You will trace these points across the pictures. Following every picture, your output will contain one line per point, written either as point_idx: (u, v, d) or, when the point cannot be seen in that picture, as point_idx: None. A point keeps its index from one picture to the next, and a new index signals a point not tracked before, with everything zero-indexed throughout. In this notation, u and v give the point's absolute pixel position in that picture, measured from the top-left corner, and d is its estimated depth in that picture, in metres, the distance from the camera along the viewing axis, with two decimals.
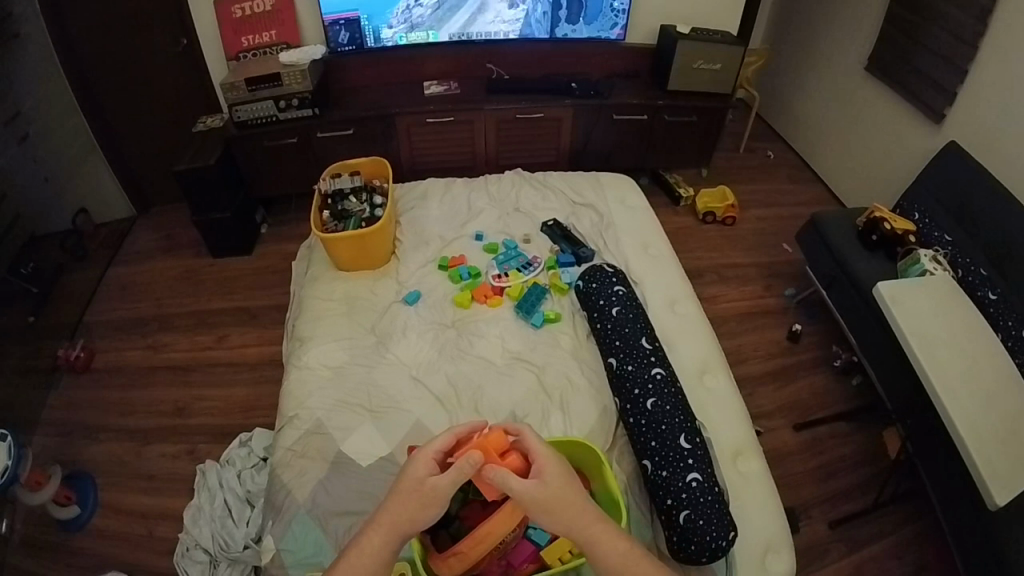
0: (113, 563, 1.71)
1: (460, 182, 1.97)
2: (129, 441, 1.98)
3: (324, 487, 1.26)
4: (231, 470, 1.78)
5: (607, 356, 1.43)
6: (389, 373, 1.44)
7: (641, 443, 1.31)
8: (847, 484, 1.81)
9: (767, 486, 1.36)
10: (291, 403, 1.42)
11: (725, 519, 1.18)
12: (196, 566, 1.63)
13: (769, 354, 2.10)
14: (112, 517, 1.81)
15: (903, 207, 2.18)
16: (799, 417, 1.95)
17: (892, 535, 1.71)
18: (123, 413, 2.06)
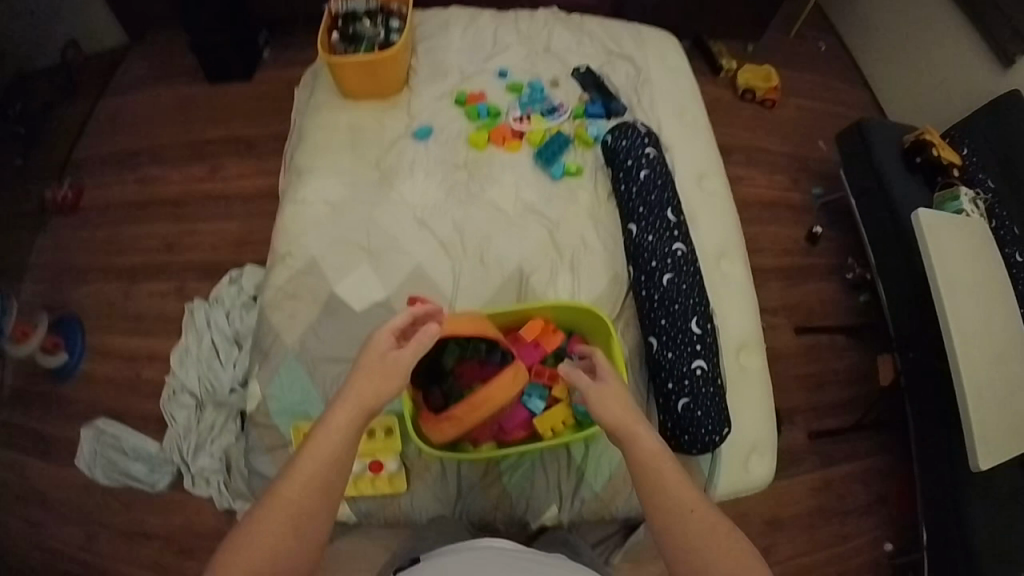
0: (103, 411, 1.78)
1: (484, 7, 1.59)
2: (117, 281, 1.94)
3: (314, 332, 1.29)
4: (220, 309, 1.77)
5: (627, 222, 1.32)
6: (391, 213, 1.33)
7: (650, 319, 1.28)
8: (831, 399, 1.89)
9: (762, 383, 1.39)
10: (286, 238, 1.34)
11: (721, 415, 1.25)
12: (182, 410, 1.69)
13: (783, 250, 2.01)
14: (101, 361, 1.84)
15: (953, 136, 1.97)
16: (801, 320, 1.95)
17: (865, 457, 1.84)
18: (111, 252, 1.98)
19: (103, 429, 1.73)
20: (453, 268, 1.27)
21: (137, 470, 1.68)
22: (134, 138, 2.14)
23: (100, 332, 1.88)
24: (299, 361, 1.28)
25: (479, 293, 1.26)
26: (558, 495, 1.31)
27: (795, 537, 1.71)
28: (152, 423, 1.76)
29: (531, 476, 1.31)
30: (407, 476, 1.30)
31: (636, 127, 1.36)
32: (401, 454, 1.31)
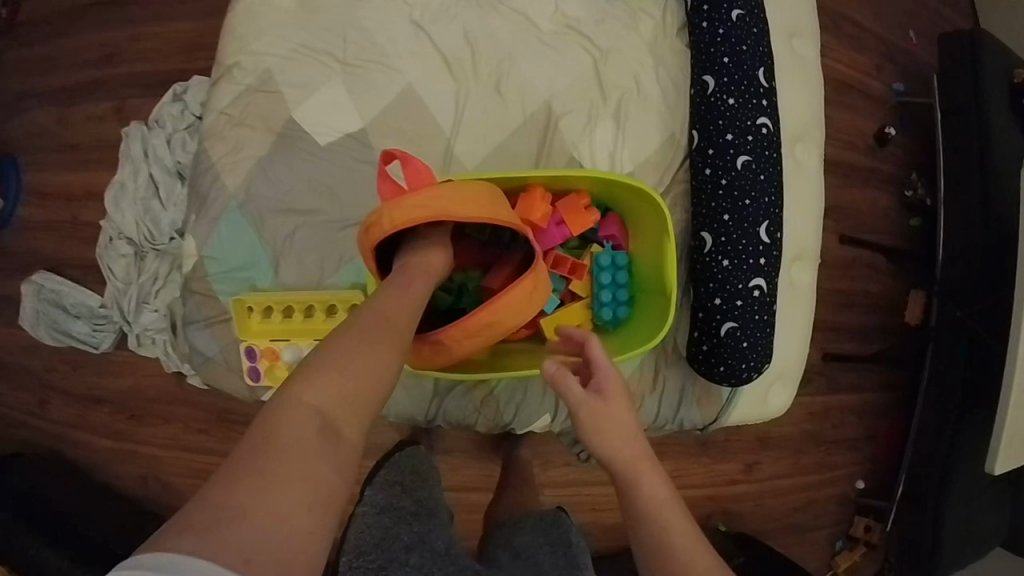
0: (44, 266, 1.51)
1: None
2: (54, 107, 1.56)
3: (264, 171, 0.97)
4: (160, 135, 1.35)
5: (700, 73, 0.96)
6: (378, 15, 0.97)
7: (707, 210, 0.96)
8: (857, 322, 1.58)
9: (807, 301, 1.12)
10: (232, 40, 0.98)
11: (767, 349, 0.98)
12: (120, 263, 1.36)
13: (848, 144, 1.59)
14: (36, 205, 1.54)
15: None
16: (850, 228, 1.58)
17: (868, 392, 1.58)
18: (43, 71, 1.59)
19: (42, 283, 1.45)
20: (457, 101, 0.95)
21: (79, 330, 1.41)
22: None
23: (38, 172, 1.55)
24: (244, 212, 0.97)
25: (487, 138, 0.95)
26: (553, 403, 1.04)
27: (781, 456, 1.51)
28: (93, 275, 1.46)
29: (525, 379, 1.03)
30: None
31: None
32: None
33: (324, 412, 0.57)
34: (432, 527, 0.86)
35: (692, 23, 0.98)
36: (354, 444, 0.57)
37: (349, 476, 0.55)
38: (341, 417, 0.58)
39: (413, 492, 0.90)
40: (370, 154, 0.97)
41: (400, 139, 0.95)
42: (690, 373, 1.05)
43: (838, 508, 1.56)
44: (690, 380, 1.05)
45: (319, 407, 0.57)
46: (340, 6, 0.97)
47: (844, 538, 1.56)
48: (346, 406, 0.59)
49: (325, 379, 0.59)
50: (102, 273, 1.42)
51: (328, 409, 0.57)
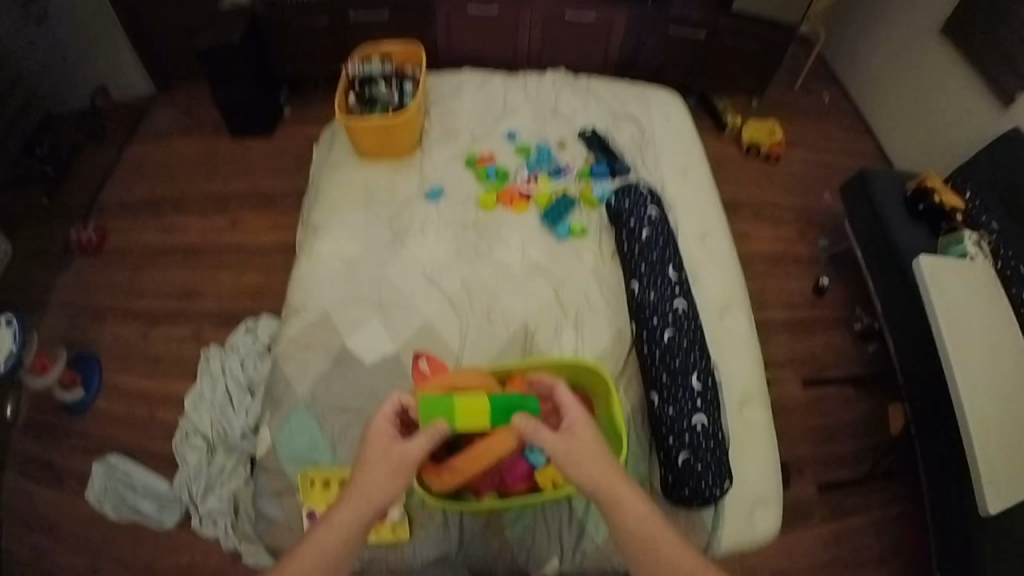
0: (116, 449, 1.79)
1: (500, 75, 1.71)
2: (136, 323, 1.98)
3: (326, 383, 1.30)
4: (234, 358, 1.81)
5: (630, 280, 1.38)
6: (401, 270, 1.40)
7: (652, 375, 1.29)
8: (844, 450, 1.84)
9: (766, 433, 1.39)
10: (298, 292, 1.40)
11: (722, 469, 1.23)
12: (193, 452, 1.70)
13: (790, 303, 2.03)
14: (116, 400, 1.85)
15: (955, 180, 2.00)
16: (811, 372, 1.93)
17: (879, 510, 1.77)
18: (132, 295, 2.04)
19: (114, 465, 1.72)
20: (461, 326, 1.32)
21: (147, 508, 1.67)
22: (161, 188, 2.26)
23: (117, 372, 1.90)
24: (310, 411, 1.28)
25: (486, 348, 1.30)
26: (559, 547, 1.32)
27: None
28: (164, 463, 1.75)
29: (535, 530, 1.33)
30: (411, 524, 1.31)
31: (638, 188, 1.44)
32: (405, 501, 1.33)
33: None
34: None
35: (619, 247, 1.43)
36: None
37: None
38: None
39: None
40: (400, 368, 1.31)
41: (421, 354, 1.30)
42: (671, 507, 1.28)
43: None
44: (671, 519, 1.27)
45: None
46: (374, 267, 1.40)
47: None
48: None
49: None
50: (171, 461, 1.73)
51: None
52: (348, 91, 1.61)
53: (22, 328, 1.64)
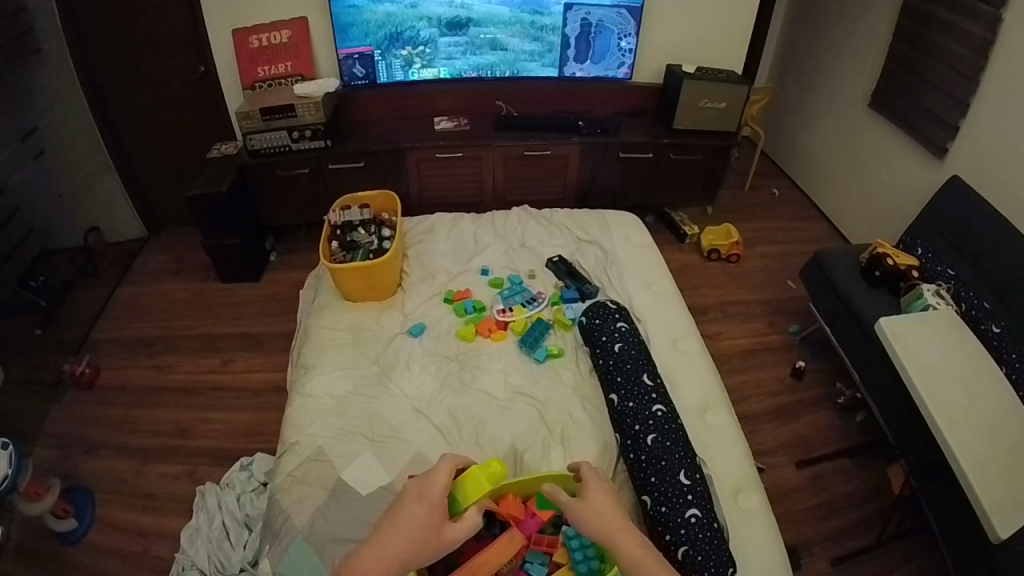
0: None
1: (467, 219, 2.04)
2: (129, 459, 1.99)
3: (322, 514, 1.27)
4: (230, 493, 1.79)
5: (609, 392, 1.45)
6: (391, 405, 1.48)
7: (641, 478, 1.31)
8: (849, 521, 1.79)
9: (769, 521, 1.34)
10: (294, 429, 1.45)
11: (725, 555, 1.17)
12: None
13: (772, 390, 2.11)
14: (109, 532, 1.82)
15: (905, 242, 2.20)
16: (801, 454, 1.94)
17: (896, 571, 1.69)
18: (124, 430, 2.07)
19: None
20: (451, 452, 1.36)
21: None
22: (159, 329, 2.39)
23: (111, 506, 1.88)
24: (309, 541, 1.24)
25: None
26: None
27: None
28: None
29: None
30: None
31: (607, 306, 1.59)
32: None
33: None
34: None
35: (596, 365, 1.52)
36: None
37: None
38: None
39: None
40: (393, 494, 1.30)
41: None
42: None
43: None
44: None
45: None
46: (364, 402, 1.47)
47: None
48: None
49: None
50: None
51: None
52: (333, 240, 1.83)
53: (19, 453, 1.64)
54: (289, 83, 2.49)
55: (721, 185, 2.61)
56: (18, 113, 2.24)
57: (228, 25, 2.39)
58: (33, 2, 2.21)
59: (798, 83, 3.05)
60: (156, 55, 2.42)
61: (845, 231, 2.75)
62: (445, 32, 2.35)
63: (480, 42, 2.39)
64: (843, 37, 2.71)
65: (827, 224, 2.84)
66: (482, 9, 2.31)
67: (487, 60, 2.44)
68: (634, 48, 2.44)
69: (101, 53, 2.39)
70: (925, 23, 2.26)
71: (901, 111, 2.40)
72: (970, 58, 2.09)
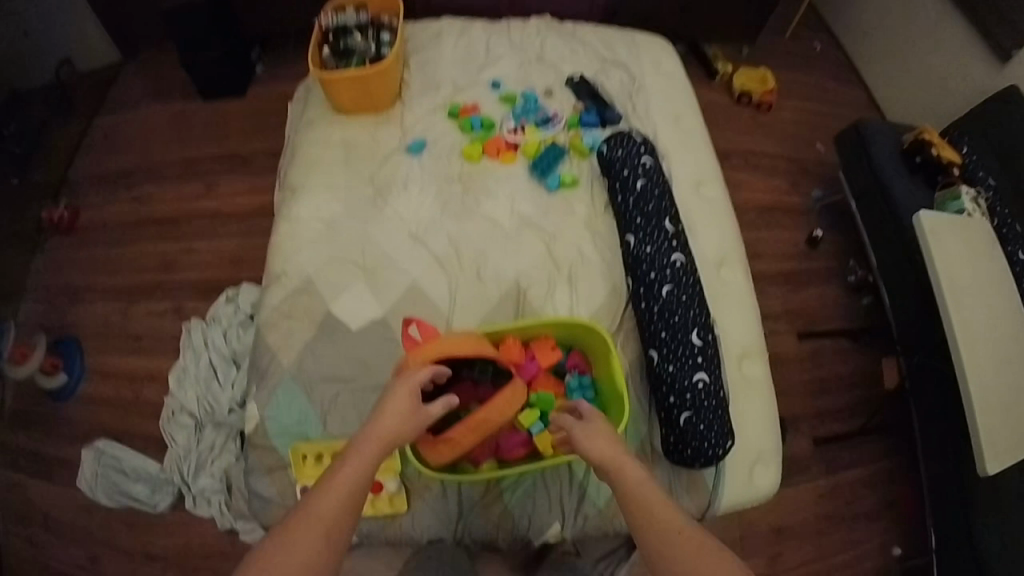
0: (101, 433, 1.77)
1: (480, 25, 1.68)
2: (116, 301, 1.94)
3: (312, 352, 1.29)
4: (217, 329, 1.72)
5: (624, 232, 1.32)
6: (385, 229, 1.35)
7: (650, 331, 1.26)
8: (835, 403, 1.85)
9: (764, 390, 1.36)
10: (279, 258, 1.35)
11: (724, 428, 1.23)
12: (181, 432, 1.66)
13: (784, 257, 2.01)
14: (101, 382, 1.83)
15: (950, 136, 1.99)
16: (803, 325, 1.91)
17: (871, 465, 1.79)
18: (107, 271, 1.99)
19: (103, 449, 1.71)
20: (449, 282, 1.29)
21: (138, 492, 1.65)
22: (137, 160, 2.19)
23: (102, 354, 1.87)
24: (296, 383, 1.29)
25: (476, 309, 1.27)
26: (559, 513, 1.28)
27: (804, 543, 1.68)
28: (154, 446, 1.74)
29: (533, 494, 1.29)
30: (408, 495, 1.27)
31: (630, 137, 1.39)
32: (402, 473, 1.28)
33: None
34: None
35: (613, 198, 1.37)
36: None
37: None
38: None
39: None
40: (386, 330, 1.28)
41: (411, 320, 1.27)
42: (673, 466, 1.28)
43: None
44: (674, 476, 1.27)
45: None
46: (357, 226, 1.35)
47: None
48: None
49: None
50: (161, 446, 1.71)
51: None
52: (324, 42, 1.57)
53: None
54: None
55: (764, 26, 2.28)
56: None
57: None
58: None
59: None
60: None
61: (880, 96, 2.54)
62: None
63: None
64: None
65: (865, 90, 2.59)
66: None
67: None
68: None
69: None
70: None
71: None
72: None
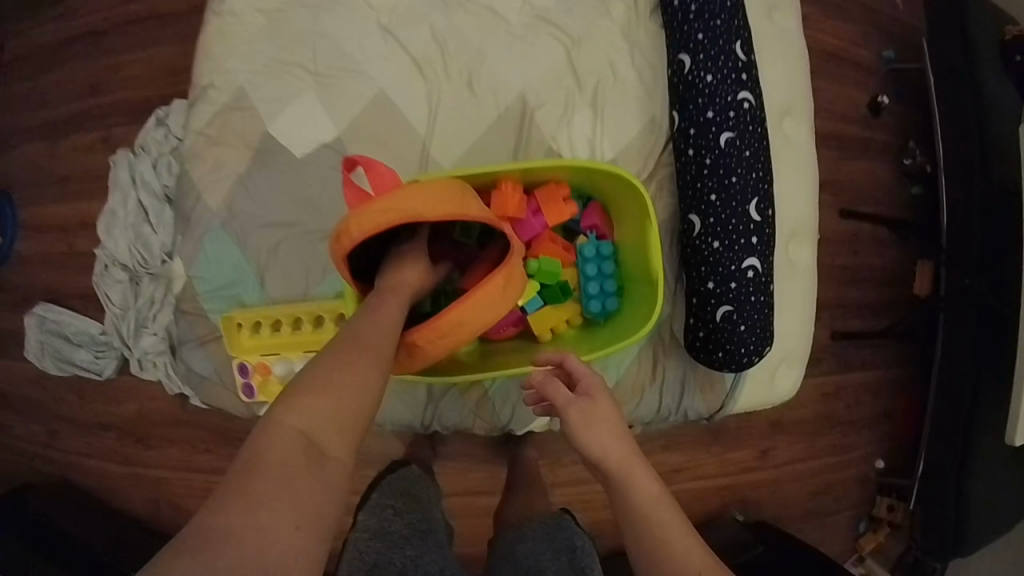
0: (43, 296, 1.50)
1: None
2: (42, 142, 1.56)
3: (245, 185, 0.99)
4: (145, 161, 1.35)
5: (676, 52, 0.96)
6: (348, 19, 0.99)
7: (693, 192, 0.96)
8: (863, 298, 1.52)
9: (807, 277, 1.10)
10: (203, 58, 1.00)
11: (767, 330, 0.97)
12: (116, 288, 1.36)
13: (843, 117, 1.54)
14: (33, 240, 1.53)
15: None
16: (848, 200, 1.53)
17: (878, 369, 1.53)
18: (33, 107, 1.57)
19: (44, 316, 1.46)
20: (430, 95, 0.98)
21: (82, 359, 1.43)
22: None
23: (33, 205, 1.55)
24: (227, 229, 0.99)
25: (466, 134, 0.97)
26: None
27: (796, 440, 1.48)
28: (91, 303, 1.46)
29: (520, 383, 1.03)
30: None
31: None
32: None
33: (307, 431, 0.59)
34: (426, 550, 0.94)
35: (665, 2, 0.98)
36: (342, 462, 0.60)
37: (339, 495, 0.58)
38: (325, 437, 0.60)
39: (406, 515, 0.98)
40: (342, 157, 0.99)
41: (377, 143, 0.97)
42: (689, 359, 1.05)
43: (859, 488, 1.52)
44: (689, 367, 1.06)
45: (304, 428, 0.60)
46: (309, 14, 0.99)
47: (867, 520, 1.52)
48: (339, 433, 0.61)
49: (311, 403, 0.62)
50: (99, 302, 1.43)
51: (314, 429, 0.60)
52: None
53: None
54: None
55: None
56: None
57: None
58: None
59: None
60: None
61: None
62: None
63: None
64: None
65: None
66: None
67: None
68: None
69: None
70: None
71: None
72: None
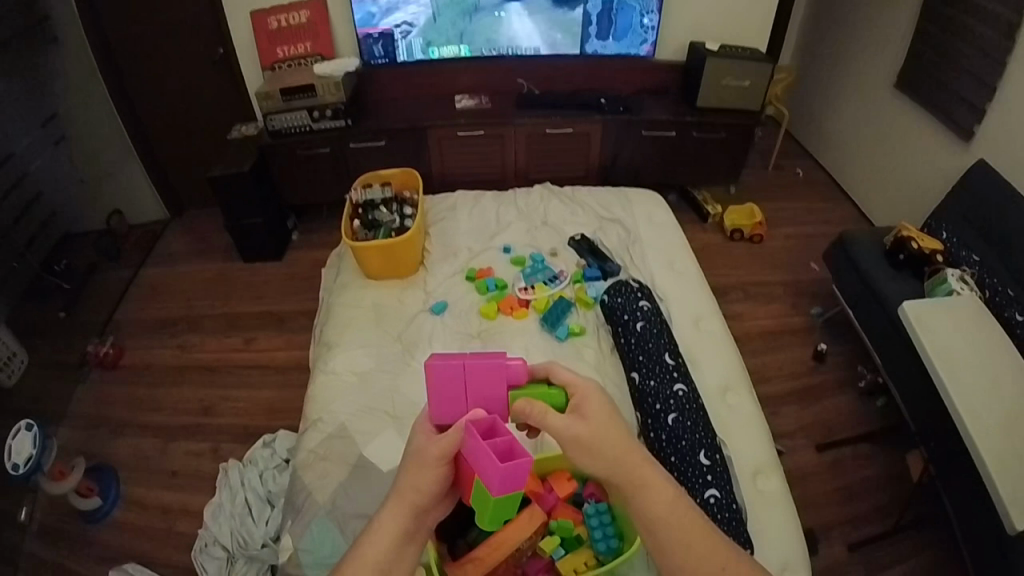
0: (135, 559, 1.74)
1: (489, 196, 2.06)
2: (154, 439, 2.02)
3: (344, 491, 1.30)
4: (253, 470, 1.81)
5: (630, 371, 1.47)
6: (412, 380, 1.51)
7: (661, 458, 1.31)
8: (867, 507, 1.79)
9: (785, 505, 1.34)
10: (316, 408, 1.48)
11: (743, 537, 1.17)
12: (213, 562, 1.65)
13: (793, 373, 2.10)
14: (133, 510, 1.85)
15: (930, 227, 2.12)
16: (821, 438, 1.94)
17: (914, 560, 1.68)
18: (149, 410, 2.10)
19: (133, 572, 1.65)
20: None
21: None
22: (178, 308, 2.42)
23: (137, 484, 1.91)
24: (330, 517, 1.27)
25: None
26: None
27: None
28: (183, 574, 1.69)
29: None
30: None
31: (628, 286, 1.61)
32: None
33: None
34: None
35: (617, 343, 1.55)
36: None
37: None
38: None
39: None
40: None
41: None
42: None
43: None
44: None
45: None
46: (387, 379, 1.51)
47: None
48: None
49: None
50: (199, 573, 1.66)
51: None
52: (355, 218, 1.87)
53: (42, 434, 1.73)
54: (309, 63, 2.45)
55: (745, 163, 2.55)
56: (40, 100, 2.26)
57: (246, 7, 2.35)
58: (63, 30, 2.30)
59: (842, 38, 2.77)
60: (162, 7, 2.35)
61: (869, 212, 2.68)
62: (487, 20, 2.33)
63: (526, 23, 2.35)
64: (880, 25, 2.54)
65: (852, 205, 2.76)
66: (533, 10, 2.32)
67: (512, 16, 2.33)
68: (656, 26, 2.38)
69: (130, 69, 2.48)
70: (947, 27, 2.21)
71: (934, 102, 2.29)
72: (1000, 46, 2.01)
